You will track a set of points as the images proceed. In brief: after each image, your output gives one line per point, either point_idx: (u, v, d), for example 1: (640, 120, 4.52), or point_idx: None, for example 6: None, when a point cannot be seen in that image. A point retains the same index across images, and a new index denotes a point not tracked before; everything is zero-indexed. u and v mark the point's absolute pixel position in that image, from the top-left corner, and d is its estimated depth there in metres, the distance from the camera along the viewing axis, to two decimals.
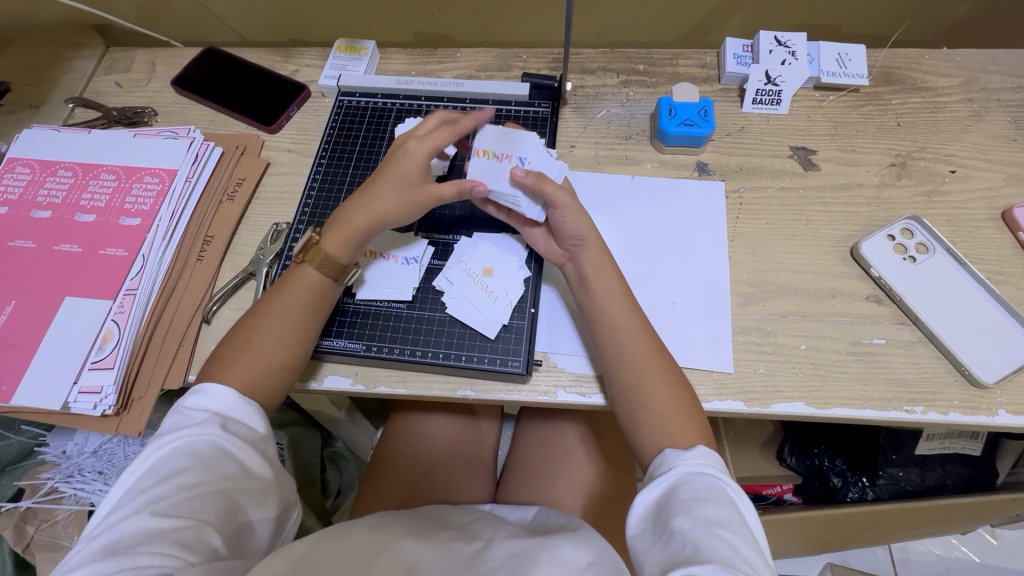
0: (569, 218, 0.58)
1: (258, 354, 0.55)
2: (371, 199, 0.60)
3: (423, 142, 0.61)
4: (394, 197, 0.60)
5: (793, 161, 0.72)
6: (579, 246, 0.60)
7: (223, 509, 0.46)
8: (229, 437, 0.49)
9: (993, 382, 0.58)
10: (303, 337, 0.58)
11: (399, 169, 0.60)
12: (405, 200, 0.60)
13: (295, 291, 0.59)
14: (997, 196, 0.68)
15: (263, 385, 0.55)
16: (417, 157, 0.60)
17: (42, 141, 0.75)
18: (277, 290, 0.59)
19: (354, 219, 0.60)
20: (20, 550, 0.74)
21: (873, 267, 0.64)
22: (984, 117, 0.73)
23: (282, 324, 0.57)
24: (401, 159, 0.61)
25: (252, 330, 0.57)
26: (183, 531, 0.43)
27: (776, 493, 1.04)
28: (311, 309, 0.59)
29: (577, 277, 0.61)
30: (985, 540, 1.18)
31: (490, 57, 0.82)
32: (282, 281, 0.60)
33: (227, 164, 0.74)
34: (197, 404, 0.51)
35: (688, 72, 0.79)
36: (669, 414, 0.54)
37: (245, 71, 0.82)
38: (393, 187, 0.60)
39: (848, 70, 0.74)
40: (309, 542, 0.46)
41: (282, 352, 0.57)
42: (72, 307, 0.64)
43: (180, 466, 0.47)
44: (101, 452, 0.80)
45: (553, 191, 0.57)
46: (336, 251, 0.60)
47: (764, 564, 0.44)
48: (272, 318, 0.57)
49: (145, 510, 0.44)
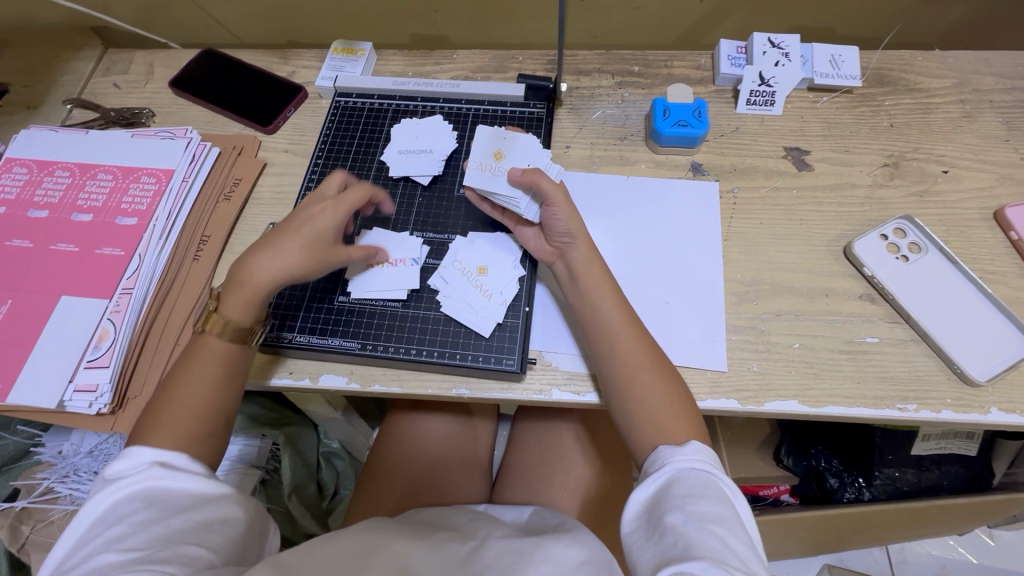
0: (559, 215, 0.59)
1: (174, 425, 0.51)
2: (270, 255, 0.57)
3: (336, 202, 0.60)
4: (305, 254, 0.58)
5: (788, 162, 0.72)
6: (569, 243, 0.61)
7: (193, 526, 0.46)
8: (172, 470, 0.48)
9: (984, 380, 0.58)
10: (217, 401, 0.54)
11: (305, 229, 0.58)
12: (319, 258, 0.58)
13: (201, 360, 0.55)
14: (990, 196, 0.69)
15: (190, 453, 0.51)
16: (332, 217, 0.59)
17: (40, 141, 0.75)
18: (181, 365, 0.55)
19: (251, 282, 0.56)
20: (14, 550, 0.74)
21: (866, 266, 0.64)
22: (977, 118, 0.74)
23: (198, 390, 0.54)
24: (309, 219, 0.59)
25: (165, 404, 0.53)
26: (160, 556, 0.43)
27: (773, 493, 1.05)
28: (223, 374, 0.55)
29: (566, 274, 0.61)
30: (982, 541, 1.18)
31: (486, 59, 0.83)
32: (185, 355, 0.56)
33: (223, 165, 0.74)
34: (121, 463, 0.49)
35: (683, 73, 0.80)
36: (663, 410, 0.54)
37: (242, 73, 0.83)
38: (305, 245, 0.58)
39: (841, 72, 0.75)
40: (298, 551, 0.47)
41: (199, 420, 0.53)
42: (68, 306, 0.64)
43: (130, 508, 0.45)
44: (96, 452, 0.79)
45: (548, 187, 0.60)
46: (240, 314, 0.56)
47: (757, 559, 0.44)
48: (189, 386, 0.54)
49: (107, 552, 0.42)
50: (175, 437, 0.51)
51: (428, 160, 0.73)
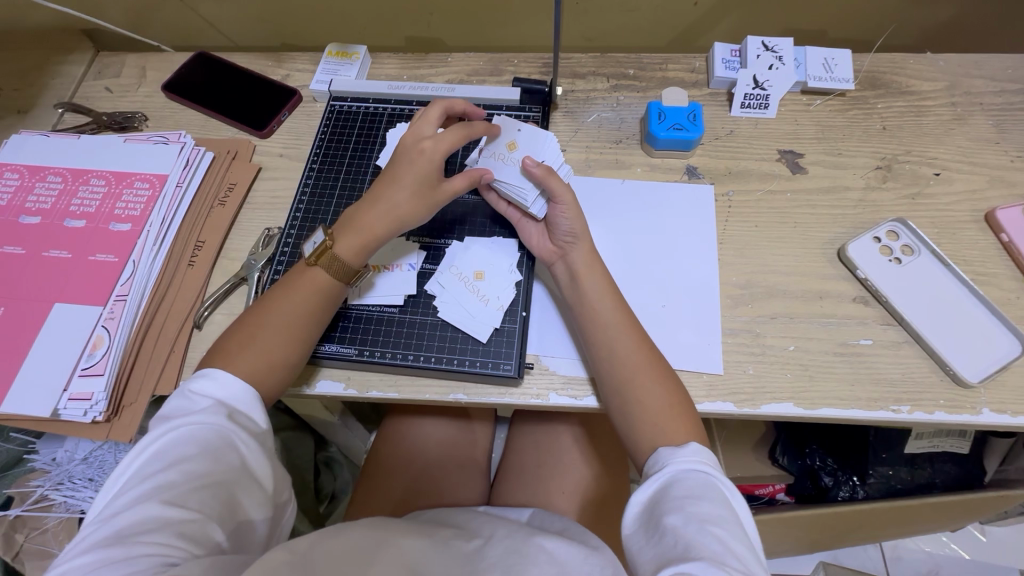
0: (565, 214, 0.60)
1: (263, 350, 0.55)
2: (388, 198, 0.59)
3: (438, 140, 0.60)
4: (414, 199, 0.59)
5: (782, 165, 0.73)
6: (572, 243, 0.61)
7: (224, 503, 0.46)
8: (236, 428, 0.49)
9: (976, 382, 0.59)
10: (305, 336, 0.57)
11: (416, 170, 0.59)
12: (424, 202, 0.60)
13: (306, 291, 0.58)
14: (981, 198, 0.70)
15: (268, 380, 0.55)
16: (433, 160, 0.59)
17: (31, 146, 0.74)
18: (282, 290, 0.58)
19: (371, 225, 0.59)
20: (9, 558, 0.76)
21: (859, 269, 0.65)
22: (968, 120, 0.75)
23: (288, 324, 0.56)
24: (417, 159, 0.59)
25: (258, 327, 0.56)
26: (188, 525, 0.43)
27: (768, 493, 1.05)
28: (317, 311, 0.58)
29: (566, 273, 0.62)
30: (974, 537, 1.20)
31: (481, 62, 0.83)
32: (292, 276, 0.59)
33: (217, 170, 0.74)
34: (202, 388, 0.51)
35: (677, 76, 0.80)
36: (662, 412, 0.54)
37: (236, 77, 0.82)
38: (412, 190, 0.59)
39: (834, 75, 0.75)
40: (310, 539, 0.46)
41: (288, 350, 0.56)
42: (62, 314, 0.64)
43: (187, 454, 0.47)
44: (92, 459, 0.78)
45: (557, 187, 0.60)
46: (351, 257, 0.59)
47: (756, 561, 0.45)
48: (281, 316, 0.56)
49: (152, 500, 0.44)
50: (267, 360, 0.55)
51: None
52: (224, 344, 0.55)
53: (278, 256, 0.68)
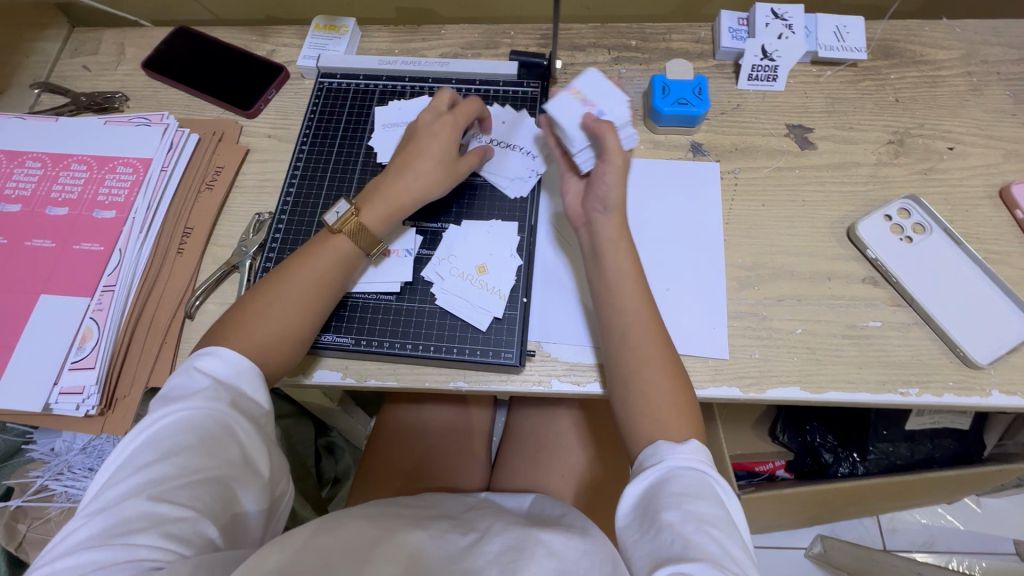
0: (608, 176, 0.58)
1: (279, 324, 0.54)
2: (413, 175, 0.60)
3: (454, 114, 0.63)
4: (436, 168, 0.61)
5: (790, 140, 0.70)
6: (603, 212, 0.59)
7: (220, 497, 0.45)
8: (233, 417, 0.48)
9: (987, 363, 0.58)
10: (320, 312, 0.56)
11: (436, 142, 0.61)
12: (450, 170, 0.61)
13: (324, 256, 0.57)
14: (995, 173, 0.67)
15: (282, 355, 0.54)
16: (453, 127, 0.62)
17: (7, 130, 0.71)
18: (301, 257, 0.57)
19: (395, 197, 0.60)
20: (12, 549, 0.74)
21: (869, 248, 0.63)
22: (983, 91, 0.72)
23: (306, 292, 0.55)
24: (435, 132, 0.62)
25: (273, 297, 0.54)
26: (180, 523, 0.42)
27: (768, 469, 1.05)
28: (337, 279, 0.57)
29: (592, 245, 0.59)
30: (970, 508, 1.21)
31: (477, 34, 0.79)
32: (311, 244, 0.58)
33: (203, 152, 0.71)
34: (200, 375, 0.50)
35: (681, 47, 0.76)
36: (666, 407, 0.52)
37: (218, 52, 0.78)
38: (438, 156, 0.61)
39: (846, 44, 0.72)
40: (302, 535, 0.45)
41: (304, 324, 0.55)
42: (49, 305, 0.62)
43: (181, 444, 0.45)
44: (90, 449, 0.78)
45: (610, 145, 0.57)
46: (376, 225, 0.59)
47: (750, 560, 0.44)
48: (296, 285, 0.55)
49: (141, 494, 0.42)
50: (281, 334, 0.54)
51: None
52: (232, 325, 0.53)
53: (269, 243, 0.66)
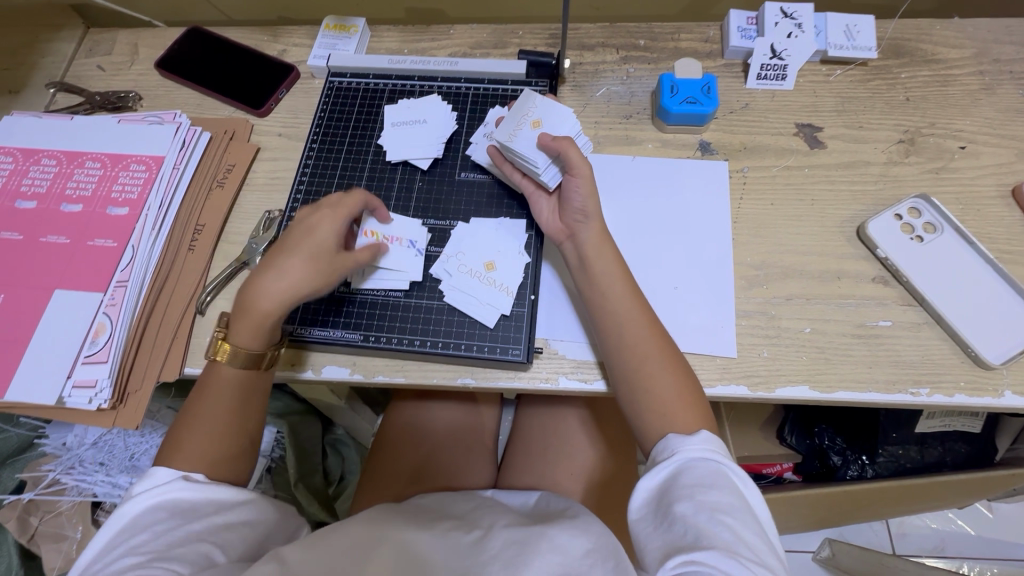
0: (579, 188, 0.59)
1: (200, 447, 0.52)
2: (277, 277, 0.56)
3: (330, 211, 0.59)
4: (301, 267, 0.56)
5: (799, 139, 0.70)
6: (583, 222, 0.60)
7: (212, 530, 0.46)
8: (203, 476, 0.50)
9: (998, 364, 0.57)
10: (243, 428, 0.55)
11: (307, 241, 0.57)
12: (319, 269, 0.56)
13: (224, 385, 0.56)
14: (1008, 172, 0.67)
15: (220, 471, 0.53)
16: (331, 226, 0.58)
17: (24, 127, 0.72)
18: (203, 389, 0.56)
19: (257, 304, 0.55)
20: (24, 541, 0.75)
21: (879, 247, 0.63)
22: (996, 90, 0.71)
23: (218, 416, 0.54)
24: (307, 231, 0.57)
25: (186, 430, 0.53)
26: (175, 552, 0.43)
27: (776, 471, 1.02)
28: (244, 399, 0.56)
29: (576, 254, 0.60)
30: (982, 514, 1.20)
31: (485, 34, 0.80)
32: (205, 378, 0.57)
33: (215, 150, 0.72)
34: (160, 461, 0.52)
35: (690, 47, 0.76)
36: (672, 401, 0.53)
37: (230, 52, 0.79)
38: (302, 257, 0.56)
39: (856, 43, 0.72)
40: (297, 549, 0.45)
41: (227, 443, 0.54)
42: (62, 301, 0.63)
43: (158, 506, 0.47)
44: (101, 443, 0.80)
45: (575, 159, 0.59)
46: (250, 342, 0.56)
47: (770, 551, 0.44)
48: (207, 415, 0.54)
49: (131, 549, 0.44)
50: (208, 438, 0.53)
51: (419, 131, 0.72)
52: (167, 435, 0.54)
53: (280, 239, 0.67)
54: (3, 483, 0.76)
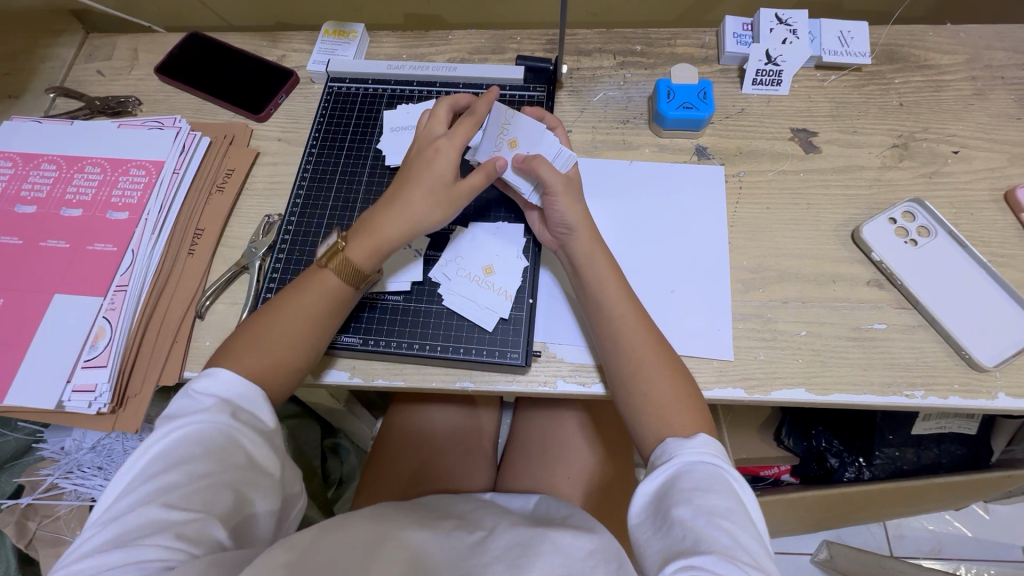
0: (558, 205, 0.59)
1: (271, 355, 0.54)
2: (398, 207, 0.58)
3: (455, 138, 0.59)
4: (424, 197, 0.58)
5: (794, 144, 0.71)
6: (567, 234, 0.60)
7: (230, 502, 0.46)
8: (241, 424, 0.48)
9: (992, 365, 0.57)
10: (314, 342, 0.56)
11: (432, 171, 0.58)
12: (441, 202, 0.58)
13: (314, 290, 0.57)
14: (1000, 176, 0.68)
15: (277, 381, 0.54)
16: (450, 156, 0.59)
17: (24, 132, 0.73)
18: (293, 292, 0.57)
19: (381, 230, 0.58)
20: (22, 545, 0.75)
21: (874, 251, 0.63)
22: (987, 95, 0.72)
23: (298, 325, 0.55)
24: (432, 159, 0.59)
25: (267, 328, 0.55)
26: (191, 526, 0.43)
27: (773, 473, 1.02)
28: (327, 312, 0.57)
29: (568, 263, 0.61)
30: (978, 515, 1.20)
31: (483, 39, 0.80)
32: (302, 279, 0.58)
33: (214, 155, 0.72)
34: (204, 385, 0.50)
35: (686, 52, 0.77)
36: (669, 404, 0.53)
37: (230, 58, 0.80)
38: (425, 190, 0.58)
39: (850, 49, 0.73)
40: (310, 535, 0.45)
41: (298, 355, 0.55)
42: (62, 304, 0.63)
43: (189, 452, 0.46)
44: (100, 447, 0.78)
45: (546, 176, 0.59)
46: (363, 259, 0.57)
47: (767, 554, 0.44)
48: (287, 317, 0.55)
49: (154, 501, 0.43)
50: (292, 338, 0.55)
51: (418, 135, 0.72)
52: (249, 325, 0.56)
53: (279, 244, 0.67)
54: (3, 487, 0.77)
